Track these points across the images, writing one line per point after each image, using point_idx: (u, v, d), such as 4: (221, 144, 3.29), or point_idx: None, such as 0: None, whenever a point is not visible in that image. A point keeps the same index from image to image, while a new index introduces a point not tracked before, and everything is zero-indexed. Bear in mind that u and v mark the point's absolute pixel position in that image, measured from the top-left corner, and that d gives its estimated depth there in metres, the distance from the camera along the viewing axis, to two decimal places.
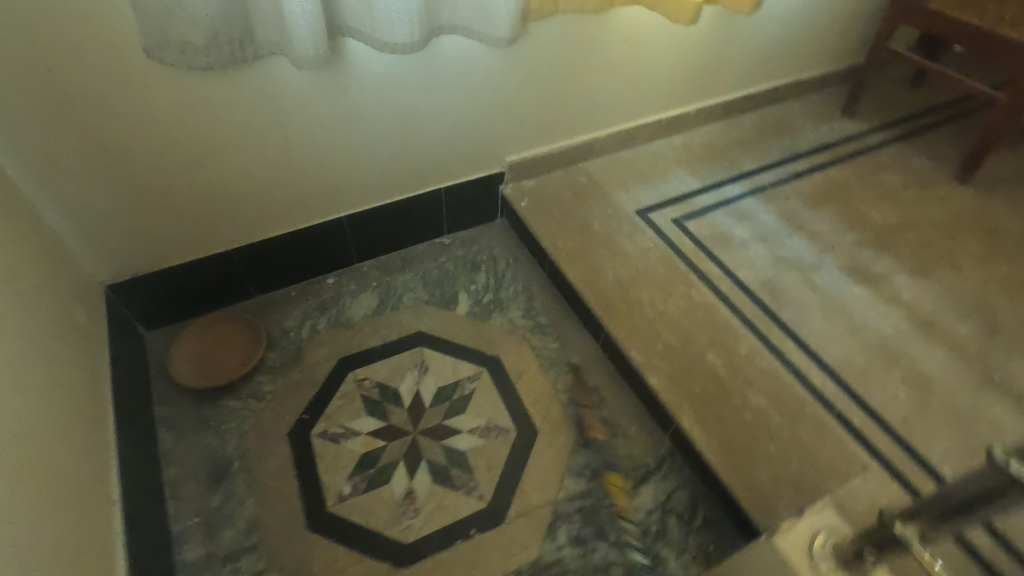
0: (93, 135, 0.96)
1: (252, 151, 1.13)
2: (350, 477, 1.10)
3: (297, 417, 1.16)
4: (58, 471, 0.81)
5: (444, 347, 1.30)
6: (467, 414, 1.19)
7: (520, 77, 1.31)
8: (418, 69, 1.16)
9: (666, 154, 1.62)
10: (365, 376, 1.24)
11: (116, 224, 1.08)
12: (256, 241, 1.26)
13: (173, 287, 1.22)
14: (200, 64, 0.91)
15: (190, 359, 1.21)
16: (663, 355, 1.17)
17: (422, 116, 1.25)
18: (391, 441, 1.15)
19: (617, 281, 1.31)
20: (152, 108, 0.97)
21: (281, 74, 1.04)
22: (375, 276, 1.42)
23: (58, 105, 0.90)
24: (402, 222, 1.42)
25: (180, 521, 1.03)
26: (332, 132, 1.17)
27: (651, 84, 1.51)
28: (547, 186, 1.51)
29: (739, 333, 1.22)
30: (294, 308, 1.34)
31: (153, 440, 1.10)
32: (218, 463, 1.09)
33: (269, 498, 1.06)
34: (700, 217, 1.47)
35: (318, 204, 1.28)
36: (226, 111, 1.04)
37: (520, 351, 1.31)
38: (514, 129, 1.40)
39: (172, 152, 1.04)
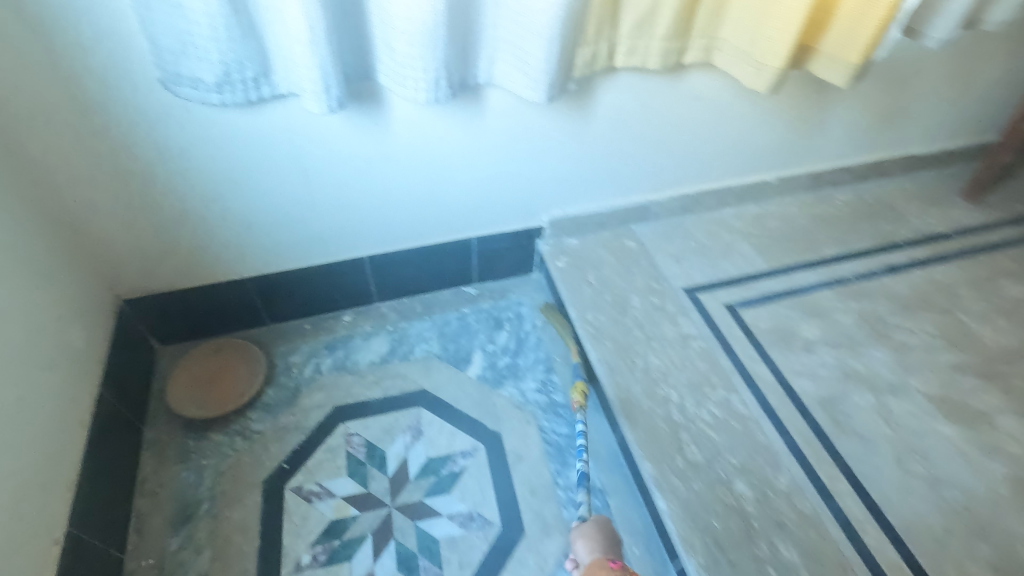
0: (110, 160, 0.95)
1: (272, 192, 1.07)
2: (312, 545, 1.02)
3: (277, 465, 1.11)
4: (3, 502, 0.78)
5: (445, 412, 1.20)
6: (452, 495, 1.08)
7: (572, 138, 1.18)
8: (455, 123, 1.07)
9: (734, 226, 1.44)
10: (355, 432, 1.16)
11: (132, 244, 1.08)
12: (272, 274, 1.22)
13: (187, 308, 1.22)
14: (213, 100, 0.88)
15: (189, 383, 1.19)
16: (681, 474, 1.00)
17: (456, 168, 1.15)
18: (364, 511, 1.06)
19: (646, 371, 1.15)
20: (168, 140, 0.95)
21: (303, 119, 0.98)
22: (392, 320, 1.36)
23: (78, 129, 0.90)
24: (427, 268, 1.34)
25: (135, 560, 0.99)
26: (358, 180, 1.10)
27: (726, 151, 1.33)
28: (590, 246, 1.38)
29: (781, 460, 1.02)
30: (304, 344, 1.30)
31: (134, 465, 1.08)
32: (188, 502, 1.05)
33: (226, 553, 1.00)
34: (761, 306, 1.27)
35: (339, 247, 1.22)
36: (244, 151, 0.99)
37: (525, 430, 1.18)
38: (559, 186, 1.28)
39: (188, 184, 1.01)
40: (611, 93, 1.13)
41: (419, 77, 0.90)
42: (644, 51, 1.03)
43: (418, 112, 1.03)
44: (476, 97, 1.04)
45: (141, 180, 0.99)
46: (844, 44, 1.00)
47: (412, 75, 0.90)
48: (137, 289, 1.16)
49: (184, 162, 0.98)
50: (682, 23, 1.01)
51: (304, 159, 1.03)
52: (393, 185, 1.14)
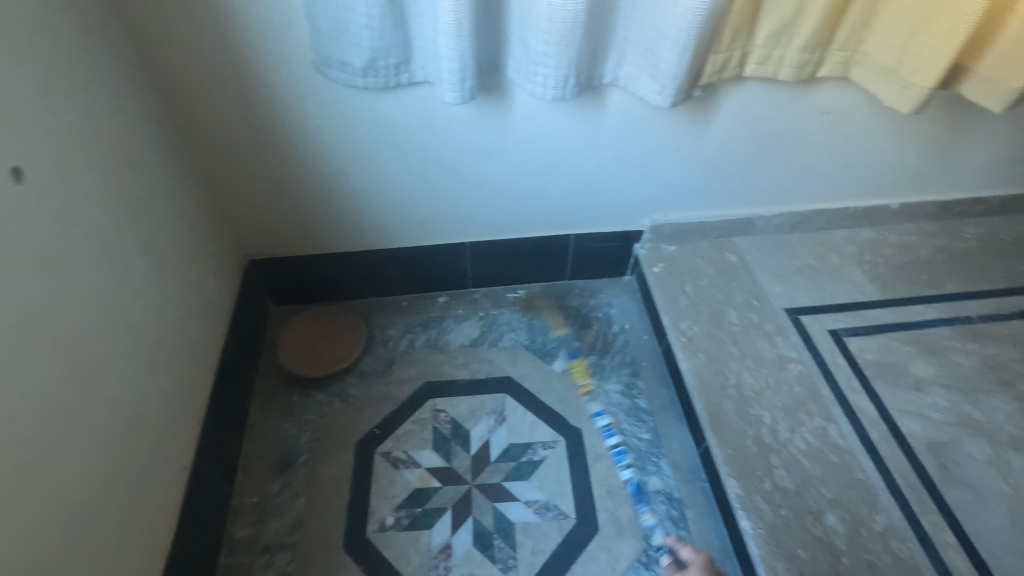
0: (258, 132, 1.04)
1: (392, 172, 1.14)
2: (396, 509, 1.08)
3: (370, 430, 1.18)
4: (149, 427, 0.88)
5: (529, 402, 1.23)
6: (530, 483, 1.11)
7: (686, 145, 1.17)
8: (573, 121, 1.09)
9: (845, 249, 1.36)
10: (442, 408, 1.22)
11: (264, 210, 1.17)
12: (380, 251, 1.29)
13: (301, 273, 1.31)
14: (356, 84, 0.94)
15: (296, 343, 1.28)
16: (768, 497, 0.97)
17: (567, 164, 1.17)
18: (446, 485, 1.11)
19: (739, 388, 1.12)
20: (310, 118, 1.02)
21: (431, 107, 1.02)
22: (484, 306, 1.40)
23: (236, 101, 0.99)
24: (523, 260, 1.37)
25: (240, 496, 1.09)
26: (473, 169, 1.15)
27: (848, 170, 1.27)
28: (689, 255, 1.36)
29: (879, 500, 0.97)
30: (401, 319, 1.37)
31: (245, 411, 1.19)
32: (290, 452, 1.14)
33: (320, 503, 1.08)
34: (869, 337, 1.20)
35: (444, 231, 1.28)
36: (374, 132, 1.05)
37: (605, 431, 1.19)
38: (665, 192, 1.27)
39: (320, 159, 1.09)
40: (734, 102, 1.10)
41: (549, 74, 0.92)
42: (777, 61, 1.00)
43: (539, 108, 1.05)
44: (598, 97, 1.05)
45: (281, 152, 1.07)
46: (1004, 68, 0.93)
47: (542, 72, 0.92)
48: (262, 251, 1.26)
49: (321, 139, 1.05)
50: (824, 35, 0.97)
51: (426, 144, 1.08)
52: (504, 177, 1.17)
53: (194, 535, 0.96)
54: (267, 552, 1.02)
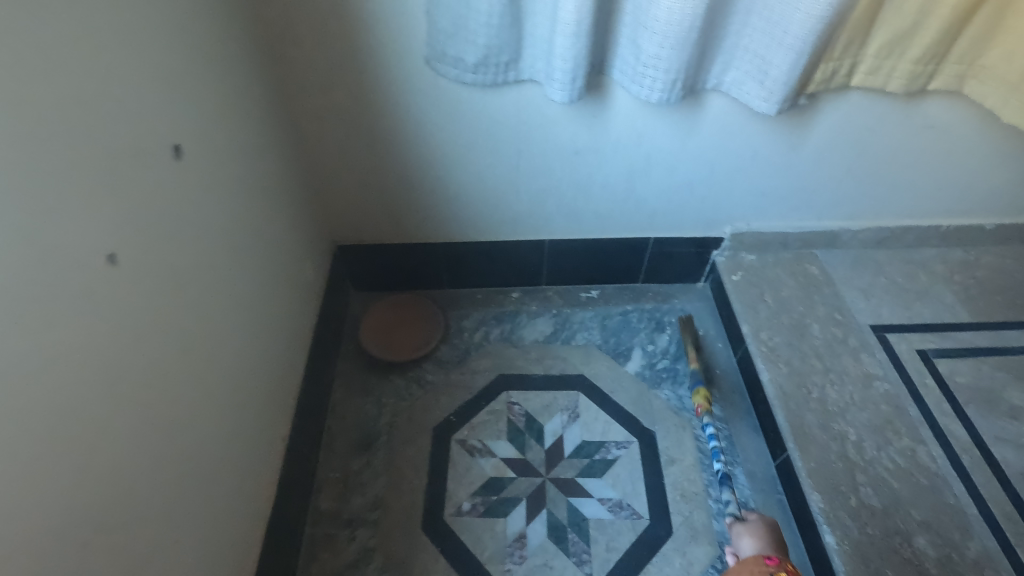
0: (364, 123, 1.08)
1: (485, 167, 1.16)
2: (472, 496, 1.10)
3: (446, 417, 1.21)
4: (258, 397, 0.93)
5: (602, 401, 1.24)
6: (603, 481, 1.12)
7: (779, 153, 1.16)
8: (668, 125, 1.09)
9: (933, 268, 1.32)
10: (517, 401, 1.24)
11: (359, 197, 1.22)
12: (462, 243, 1.33)
13: (384, 261, 1.35)
14: (466, 79, 0.97)
15: (377, 328, 1.32)
16: (855, 515, 0.96)
17: (657, 167, 1.17)
18: (521, 476, 1.13)
19: (822, 402, 1.10)
20: (415, 110, 1.06)
21: (533, 105, 1.05)
22: (557, 304, 1.41)
23: (349, 93, 1.03)
24: (600, 260, 1.38)
25: (325, 471, 1.13)
26: (563, 168, 1.17)
27: (944, 186, 1.23)
28: (768, 265, 1.34)
29: (971, 526, 0.95)
30: (476, 311, 1.39)
31: (328, 390, 1.23)
32: (370, 432, 1.18)
33: (399, 484, 1.12)
34: (960, 359, 1.16)
35: (526, 227, 1.30)
36: (474, 127, 1.08)
37: (679, 435, 1.19)
38: (752, 199, 1.26)
39: (419, 151, 1.13)
40: (835, 112, 1.09)
41: (658, 76, 0.93)
42: (888, 71, 0.98)
43: (637, 110, 1.06)
44: (697, 102, 1.06)
45: (383, 143, 1.11)
46: None
47: (650, 74, 0.93)
48: (350, 237, 1.30)
49: (422, 131, 1.09)
50: (943, 47, 0.95)
51: (522, 140, 1.11)
52: (593, 176, 1.19)
53: (287, 503, 1.01)
54: (350, 526, 1.07)
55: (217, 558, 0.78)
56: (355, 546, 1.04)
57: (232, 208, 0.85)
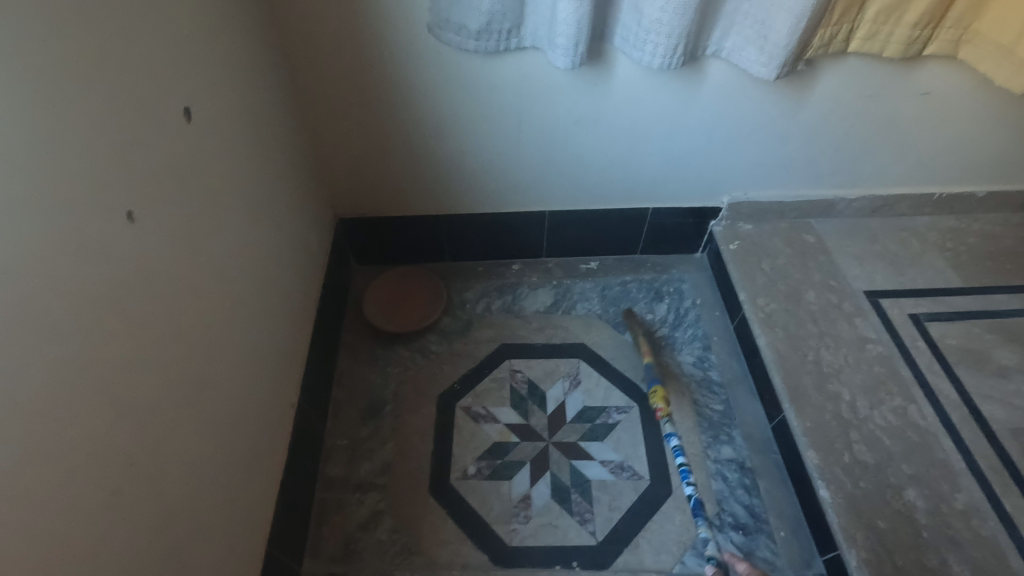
0: (366, 91, 1.08)
1: (487, 136, 1.17)
2: (477, 460, 1.13)
3: (450, 385, 1.23)
4: (268, 362, 0.95)
5: (602, 368, 1.27)
6: (605, 444, 1.15)
7: (777, 121, 1.17)
8: (669, 92, 1.10)
9: (926, 235, 1.35)
10: (519, 369, 1.26)
11: (362, 168, 1.22)
12: (464, 214, 1.33)
13: (386, 233, 1.36)
14: (469, 46, 0.98)
15: (380, 300, 1.33)
16: (848, 470, 0.99)
17: (656, 135, 1.19)
18: (525, 441, 1.15)
19: (817, 364, 1.13)
20: (417, 78, 1.06)
21: (534, 71, 1.05)
22: (558, 275, 1.43)
23: (351, 61, 1.03)
24: (600, 231, 1.40)
25: (333, 438, 1.15)
26: (564, 136, 1.18)
27: (939, 154, 1.25)
28: (766, 234, 1.36)
29: (960, 479, 0.98)
30: (477, 283, 1.41)
31: (335, 360, 1.25)
32: (376, 401, 1.21)
33: (406, 450, 1.14)
34: (951, 322, 1.20)
35: (526, 198, 1.31)
36: (475, 94, 1.09)
37: (678, 400, 1.22)
38: (750, 168, 1.27)
39: (421, 120, 1.13)
40: (833, 79, 1.10)
41: (659, 41, 0.94)
42: (885, 37, 0.99)
43: (639, 77, 1.07)
44: (698, 69, 1.07)
45: (385, 112, 1.12)
46: None
47: (651, 39, 0.94)
48: (353, 210, 1.31)
49: (424, 100, 1.10)
50: (938, 11, 0.96)
51: (523, 108, 1.12)
52: (593, 145, 1.20)
53: (298, 467, 1.03)
54: (358, 490, 1.09)
55: (229, 516, 0.80)
56: (364, 509, 1.07)
57: (237, 174, 0.85)
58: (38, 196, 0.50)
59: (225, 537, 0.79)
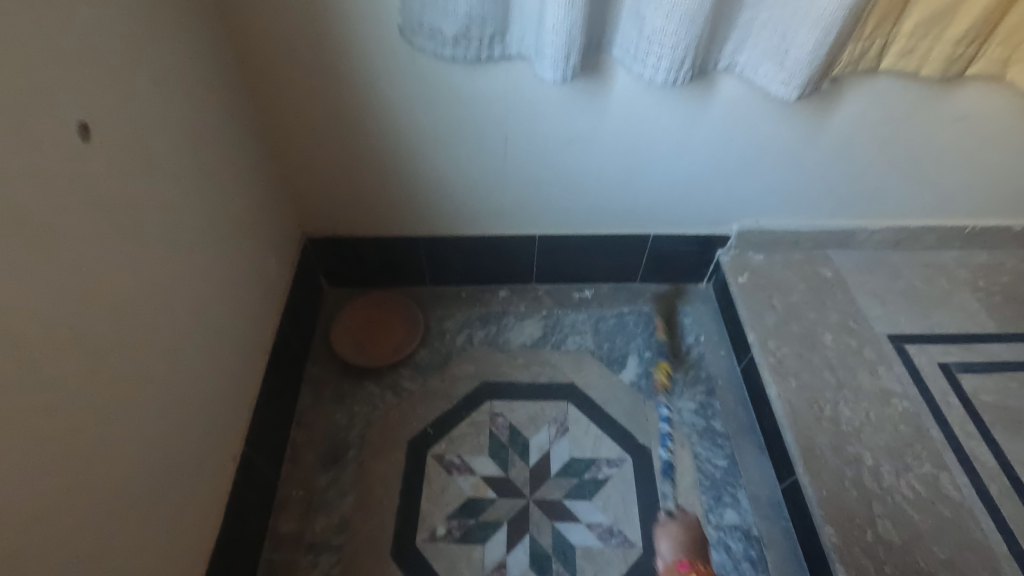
0: (332, 101, 0.96)
1: (469, 154, 1.05)
2: (448, 518, 1.00)
3: (422, 428, 1.11)
4: (205, 411, 0.82)
5: (593, 413, 1.14)
6: (593, 504, 1.02)
7: (794, 145, 1.05)
8: (674, 111, 0.98)
9: (955, 272, 1.22)
10: (500, 412, 1.13)
11: (331, 185, 1.10)
12: (445, 237, 1.21)
13: (359, 255, 1.24)
14: (445, 54, 0.86)
15: (349, 329, 1.21)
16: (870, 551, 0.87)
17: (658, 156, 1.06)
18: (502, 497, 1.03)
19: (834, 422, 1.00)
20: (389, 89, 0.94)
21: (520, 83, 0.93)
22: (548, 304, 1.30)
23: (313, 67, 0.91)
24: (595, 258, 1.27)
25: (287, 488, 1.03)
26: (556, 155, 1.05)
27: (974, 184, 1.12)
28: (778, 266, 1.23)
29: (1000, 566, 0.86)
30: (458, 311, 1.28)
31: (295, 397, 1.13)
32: (339, 445, 1.08)
33: (368, 505, 1.02)
34: (985, 375, 1.06)
35: (513, 221, 1.19)
36: (455, 107, 0.97)
37: (677, 454, 1.09)
38: (762, 195, 1.14)
39: (395, 134, 1.01)
40: (859, 100, 0.97)
41: (663, 54, 0.81)
42: (923, 53, 0.87)
43: (640, 93, 0.95)
44: (707, 85, 0.94)
45: (354, 124, 1.00)
46: None
47: (653, 51, 0.82)
48: (322, 229, 1.19)
49: (396, 113, 0.98)
50: (986, 26, 0.83)
51: (509, 124, 0.99)
52: (587, 166, 1.08)
53: (240, 528, 0.90)
54: (311, 551, 0.97)
55: None
56: None
57: (163, 197, 0.73)
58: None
59: None
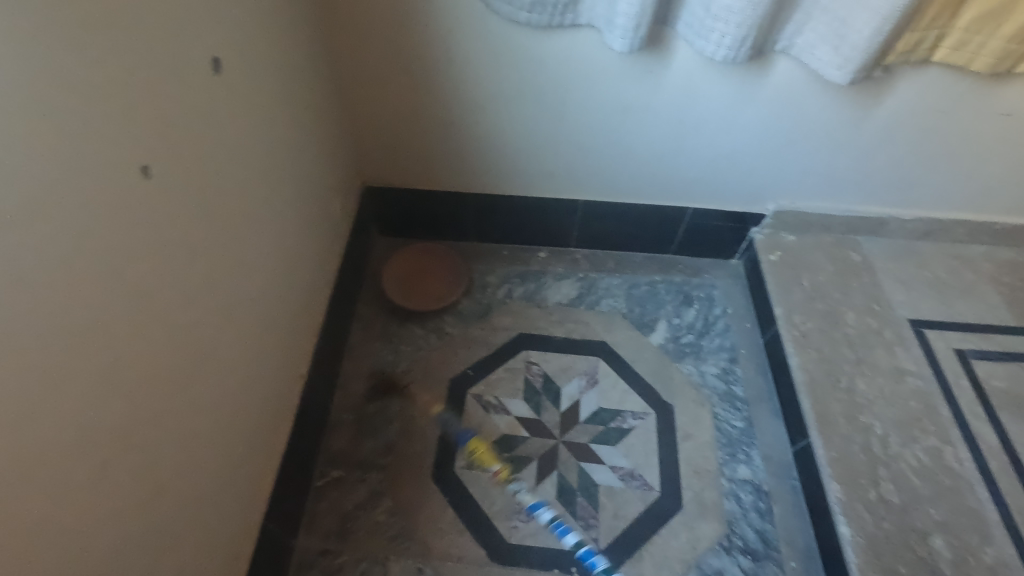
0: (406, 56, 1.02)
1: (528, 116, 1.11)
2: (484, 450, 1.10)
3: (463, 369, 1.20)
4: (283, 332, 0.92)
5: (622, 369, 1.22)
6: (617, 450, 1.11)
7: (839, 129, 1.09)
8: (728, 87, 1.03)
9: (981, 267, 1.26)
10: (535, 362, 1.22)
11: (395, 136, 1.17)
12: (495, 195, 1.28)
13: (412, 206, 1.31)
14: (521, 18, 0.92)
15: (398, 275, 1.29)
16: (871, 508, 0.95)
17: (706, 131, 1.11)
18: (534, 436, 1.12)
19: (850, 393, 1.07)
20: (461, 48, 1.00)
21: (585, 51, 0.98)
22: (584, 267, 1.37)
23: (393, 23, 0.97)
24: (633, 226, 1.33)
25: (339, 412, 1.13)
26: (608, 124, 1.11)
27: (1011, 180, 1.16)
28: (809, 247, 1.29)
29: (991, 532, 0.93)
30: (500, 267, 1.36)
31: (347, 332, 1.22)
32: (386, 378, 1.18)
33: (412, 432, 1.11)
34: (998, 363, 1.12)
35: (561, 184, 1.25)
36: (520, 70, 1.03)
37: (697, 412, 1.17)
38: (801, 177, 1.19)
39: (461, 92, 1.08)
40: (907, 89, 1.01)
41: (727, 31, 0.87)
42: (976, 48, 0.90)
43: (698, 67, 1.00)
44: (763, 65, 0.99)
45: (423, 80, 1.06)
46: None
47: (718, 27, 0.87)
48: (381, 179, 1.27)
49: (465, 71, 1.04)
50: None
51: (569, 89, 1.05)
52: (638, 136, 1.13)
53: (302, 440, 1.00)
54: (360, 468, 1.07)
55: (229, 489, 0.78)
56: (364, 489, 1.05)
57: (265, 133, 0.80)
58: (36, 141, 0.45)
59: (223, 511, 0.76)
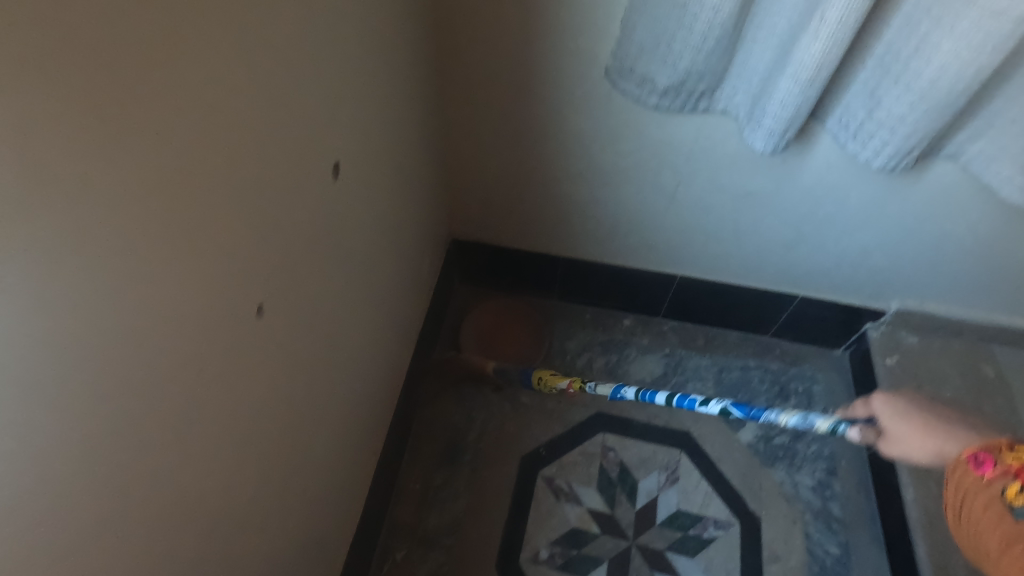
0: (517, 123, 0.96)
1: (637, 189, 1.03)
2: (552, 544, 1.04)
3: (535, 447, 1.13)
4: (359, 409, 0.88)
5: (707, 468, 1.12)
6: (694, 563, 1.03)
7: (998, 241, 0.95)
8: (873, 185, 0.91)
9: None
10: (613, 448, 1.14)
11: (491, 195, 1.12)
12: (587, 261, 1.20)
13: (497, 261, 1.25)
14: (648, 102, 0.84)
15: (476, 332, 1.24)
16: None
17: (837, 224, 1.00)
18: (606, 535, 1.05)
19: None
20: (578, 120, 0.93)
21: (714, 136, 0.89)
22: (672, 342, 1.28)
23: (509, 91, 0.91)
24: (732, 306, 1.23)
25: (406, 479, 1.09)
26: (726, 207, 1.02)
27: None
28: (934, 353, 1.15)
29: None
30: (582, 332, 1.28)
31: (421, 389, 1.18)
32: (455, 446, 1.13)
33: (478, 513, 1.06)
34: None
35: (660, 257, 1.16)
36: (637, 146, 0.95)
37: (787, 531, 1.06)
38: (939, 281, 1.06)
39: (569, 161, 1.01)
40: None
41: (890, 140, 0.76)
42: None
43: (843, 162, 0.89)
44: (921, 168, 0.87)
45: (532, 146, 1.00)
46: None
47: (881, 135, 0.76)
48: (470, 232, 1.21)
49: (578, 144, 0.97)
50: None
51: (687, 170, 0.97)
52: (757, 222, 1.03)
53: (367, 515, 0.97)
54: (422, 544, 1.03)
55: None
56: (426, 569, 1.01)
57: (368, 215, 0.76)
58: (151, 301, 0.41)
59: None
